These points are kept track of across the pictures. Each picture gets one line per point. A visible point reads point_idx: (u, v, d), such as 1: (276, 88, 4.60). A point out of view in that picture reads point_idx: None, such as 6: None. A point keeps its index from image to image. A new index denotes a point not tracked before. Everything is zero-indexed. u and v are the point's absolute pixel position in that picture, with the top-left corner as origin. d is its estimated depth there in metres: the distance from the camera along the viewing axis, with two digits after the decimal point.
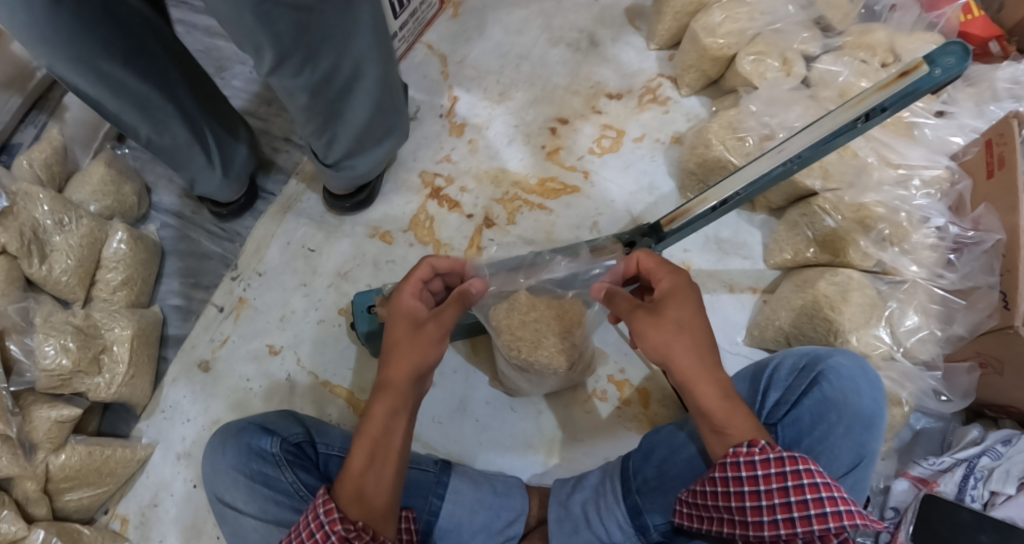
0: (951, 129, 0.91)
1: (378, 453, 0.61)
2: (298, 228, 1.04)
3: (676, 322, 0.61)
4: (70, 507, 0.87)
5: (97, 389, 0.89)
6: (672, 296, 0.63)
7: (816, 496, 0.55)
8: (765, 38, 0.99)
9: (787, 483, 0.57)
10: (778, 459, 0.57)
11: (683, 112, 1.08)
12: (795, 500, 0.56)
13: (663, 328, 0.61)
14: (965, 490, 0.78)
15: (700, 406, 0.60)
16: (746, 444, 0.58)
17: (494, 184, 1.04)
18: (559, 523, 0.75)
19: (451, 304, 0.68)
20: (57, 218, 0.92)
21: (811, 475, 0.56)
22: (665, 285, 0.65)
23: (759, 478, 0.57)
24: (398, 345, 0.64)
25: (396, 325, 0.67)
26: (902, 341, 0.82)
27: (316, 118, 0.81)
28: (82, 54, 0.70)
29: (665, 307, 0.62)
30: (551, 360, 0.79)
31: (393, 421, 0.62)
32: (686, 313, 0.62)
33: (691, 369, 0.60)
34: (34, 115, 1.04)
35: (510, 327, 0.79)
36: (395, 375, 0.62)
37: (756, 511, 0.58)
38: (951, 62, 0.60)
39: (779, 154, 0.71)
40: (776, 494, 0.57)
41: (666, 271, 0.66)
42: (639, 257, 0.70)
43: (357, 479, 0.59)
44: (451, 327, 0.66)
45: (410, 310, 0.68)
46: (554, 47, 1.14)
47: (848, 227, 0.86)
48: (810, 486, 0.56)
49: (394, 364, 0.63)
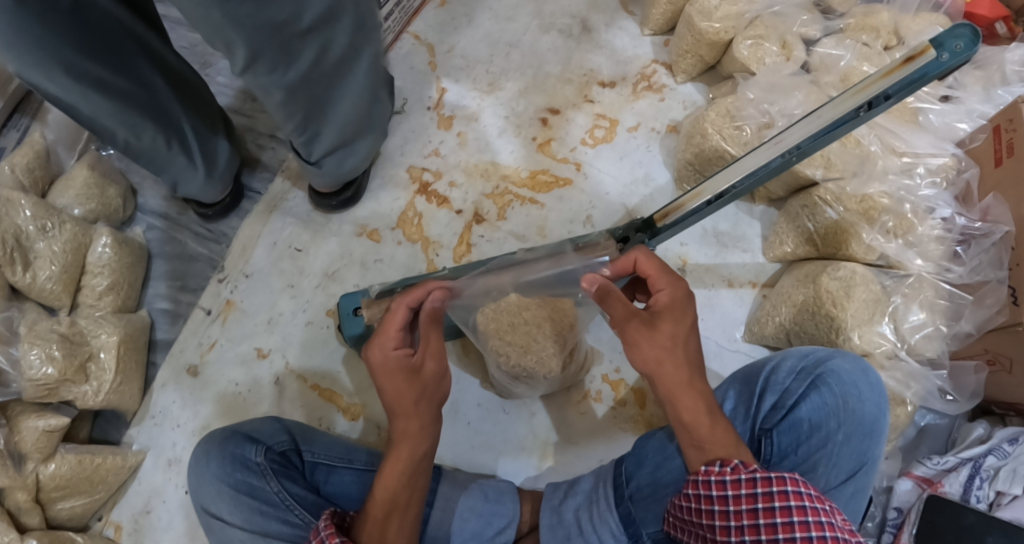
0: (958, 114, 0.88)
1: (408, 497, 0.62)
2: (284, 228, 1.01)
3: (670, 338, 0.60)
4: (63, 515, 0.86)
5: (85, 397, 0.87)
6: (670, 309, 0.61)
7: (786, 520, 0.53)
8: (764, 21, 0.95)
9: (758, 505, 0.54)
10: (750, 479, 0.55)
11: (679, 99, 1.04)
12: (765, 523, 0.54)
13: (657, 342, 0.60)
14: (971, 490, 0.77)
15: (680, 419, 0.60)
16: (719, 463, 0.57)
17: (484, 178, 1.01)
18: (551, 530, 0.74)
19: (428, 329, 0.66)
20: (40, 223, 0.90)
21: (784, 498, 0.53)
22: (665, 298, 0.62)
23: (730, 498, 0.55)
24: (403, 395, 0.62)
25: (393, 376, 0.62)
26: (906, 338, 0.81)
27: (298, 113, 0.78)
28: (58, 56, 0.67)
29: (662, 321, 0.60)
30: (537, 364, 0.78)
31: (418, 463, 0.64)
32: (681, 329, 0.61)
33: (678, 384, 0.60)
34: (16, 119, 1.03)
35: (499, 328, 0.76)
36: (413, 423, 0.63)
37: (725, 531, 0.56)
38: (961, 46, 0.54)
39: (776, 145, 0.66)
40: (745, 516, 0.55)
41: (668, 282, 0.63)
42: (638, 256, 0.65)
43: (380, 526, 0.59)
44: (444, 359, 0.66)
45: (400, 353, 0.63)
46: (545, 34, 1.10)
47: (852, 219, 0.83)
48: (783, 509, 0.53)
49: (409, 413, 0.63)
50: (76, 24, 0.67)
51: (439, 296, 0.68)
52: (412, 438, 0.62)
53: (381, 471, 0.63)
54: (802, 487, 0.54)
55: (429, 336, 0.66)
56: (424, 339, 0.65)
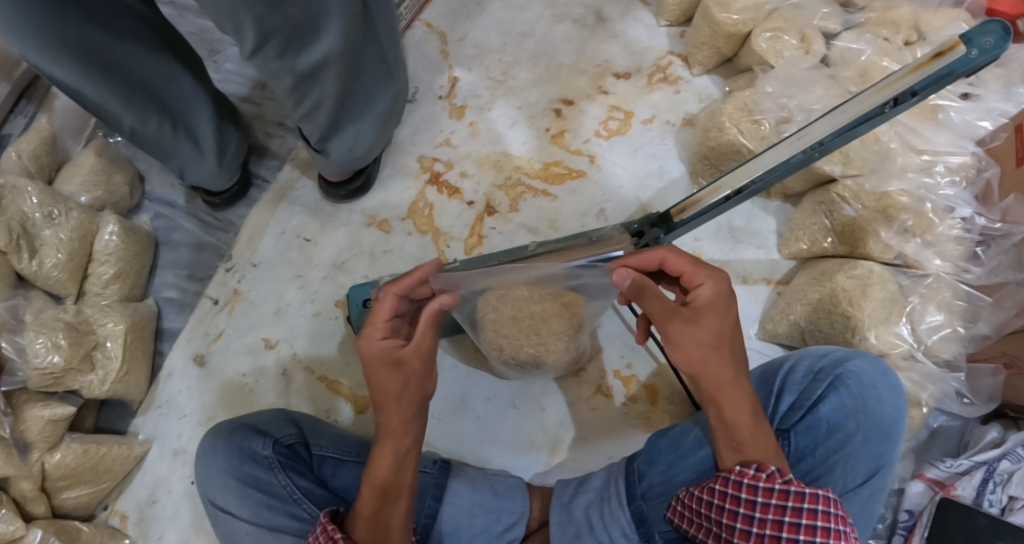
0: (978, 112, 0.86)
1: (396, 494, 0.62)
2: (292, 217, 1.00)
3: (714, 335, 0.60)
4: (68, 504, 0.86)
5: (91, 386, 0.86)
6: (713, 305, 0.60)
7: (809, 537, 0.54)
8: (783, 13, 0.93)
9: (784, 518, 0.55)
10: (782, 491, 0.55)
11: (695, 92, 1.03)
12: (787, 536, 0.55)
13: (699, 340, 0.59)
14: (984, 494, 0.76)
15: (722, 418, 0.61)
16: (754, 467, 0.57)
17: (496, 169, 0.99)
18: (561, 527, 0.74)
19: (426, 329, 0.63)
20: (47, 211, 0.89)
21: (812, 516, 0.54)
22: (707, 294, 0.60)
23: (758, 505, 0.56)
24: (386, 389, 0.60)
25: (377, 368, 0.61)
26: (923, 339, 0.80)
27: (308, 99, 0.77)
28: (62, 40, 0.65)
29: (704, 317, 0.59)
30: (530, 356, 0.80)
31: (404, 459, 0.62)
32: (725, 326, 0.60)
33: (723, 383, 0.60)
34: (23, 105, 1.01)
35: (498, 318, 0.75)
36: (397, 418, 0.61)
37: (743, 534, 0.57)
38: (991, 42, 0.51)
39: (798, 140, 0.64)
40: (768, 525, 0.56)
41: (708, 276, 0.61)
42: (664, 255, 0.63)
43: (373, 519, 0.61)
44: (432, 355, 0.63)
45: (387, 344, 0.61)
46: (559, 23, 1.08)
47: (869, 217, 0.82)
48: (807, 527, 0.54)
49: (392, 408, 0.61)
50: (82, 8, 0.65)
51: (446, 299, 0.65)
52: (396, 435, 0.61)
53: (369, 465, 0.62)
54: (831, 508, 0.54)
55: (423, 332, 0.63)
56: (416, 333, 0.62)
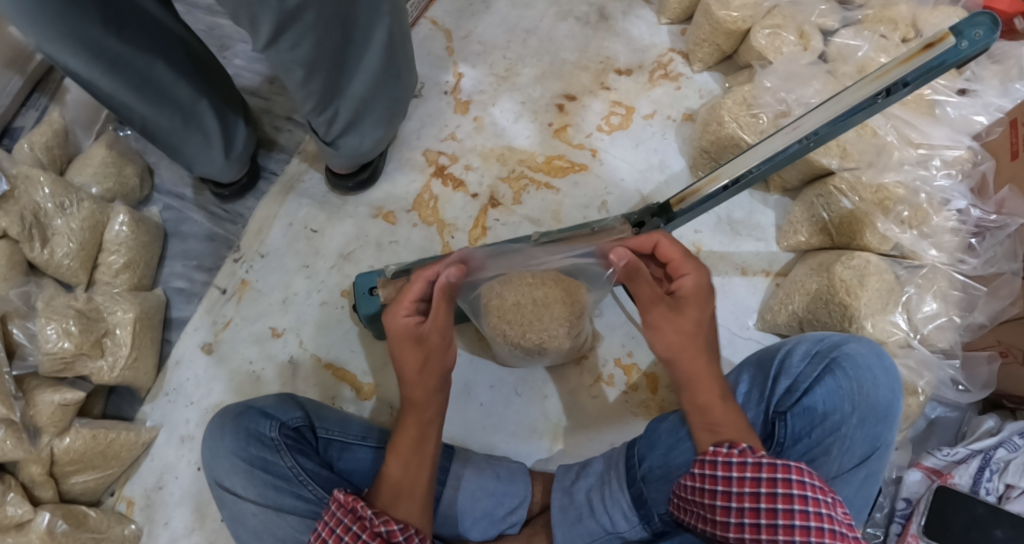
0: (975, 107, 0.87)
1: (417, 463, 0.64)
2: (300, 208, 1.02)
3: (694, 322, 0.63)
4: (76, 489, 0.87)
5: (100, 372, 0.88)
6: (696, 294, 0.63)
7: (787, 507, 0.54)
8: (782, 10, 0.95)
9: (761, 489, 0.55)
10: (756, 464, 0.56)
11: (695, 88, 1.04)
12: (765, 508, 0.55)
13: (681, 326, 0.63)
14: (980, 482, 0.77)
15: (697, 402, 0.62)
16: (726, 445, 0.58)
17: (500, 161, 1.01)
18: (563, 510, 0.75)
19: (440, 303, 0.66)
20: (58, 201, 0.91)
21: (789, 485, 0.55)
22: (691, 283, 0.64)
23: (733, 479, 0.57)
24: (410, 362, 0.65)
25: (401, 343, 0.65)
26: (919, 328, 0.81)
27: (317, 93, 0.78)
28: (76, 32, 0.67)
29: (686, 307, 0.63)
30: (537, 345, 0.81)
31: (426, 429, 0.66)
32: (705, 315, 0.63)
33: (699, 369, 0.62)
34: (35, 98, 1.03)
35: (502, 305, 0.77)
36: (420, 391, 0.65)
37: (725, 511, 0.57)
38: (980, 34, 0.56)
39: (793, 130, 0.66)
40: (747, 498, 0.56)
41: (693, 267, 0.64)
42: (659, 239, 0.66)
43: (394, 490, 0.62)
44: (451, 332, 0.67)
45: (410, 321, 0.65)
46: (562, 21, 1.10)
47: (866, 208, 0.83)
48: (784, 496, 0.55)
49: (415, 381, 0.65)
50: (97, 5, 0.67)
51: (453, 272, 0.66)
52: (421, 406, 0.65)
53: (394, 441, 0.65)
54: (806, 477, 0.55)
55: (439, 308, 0.66)
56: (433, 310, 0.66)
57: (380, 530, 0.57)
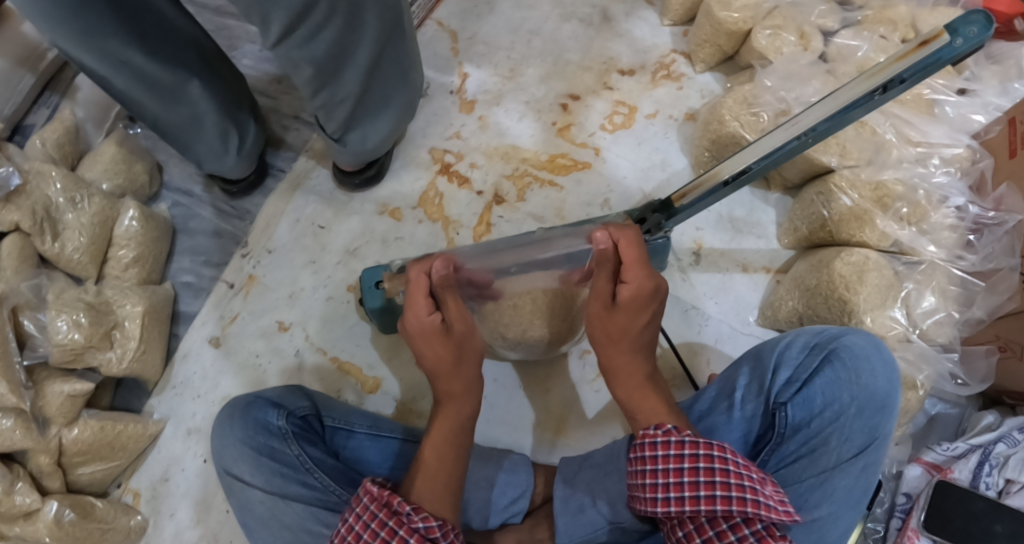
0: (973, 106, 0.89)
1: (451, 457, 0.68)
2: (307, 205, 1.03)
3: (623, 326, 0.72)
4: (83, 480, 0.88)
5: (109, 364, 0.89)
6: (630, 301, 0.70)
7: (707, 477, 0.60)
8: (782, 12, 0.97)
9: (684, 464, 0.61)
10: (680, 441, 0.62)
11: (697, 88, 1.06)
12: (689, 479, 0.61)
13: (609, 324, 0.72)
14: (980, 477, 0.77)
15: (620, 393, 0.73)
16: (655, 427, 0.65)
17: (505, 160, 1.03)
18: (564, 501, 0.75)
19: (448, 295, 0.69)
20: (69, 196, 0.93)
21: (710, 459, 0.61)
22: (628, 291, 0.69)
23: (660, 457, 0.63)
24: (441, 356, 0.70)
25: (429, 339, 0.69)
26: (918, 323, 0.82)
27: (324, 89, 0.80)
28: (90, 33, 0.69)
29: (619, 310, 0.71)
30: (538, 339, 0.84)
31: (464, 422, 0.70)
32: (637, 321, 0.71)
33: (624, 366, 0.73)
34: (46, 96, 1.04)
35: (499, 307, 0.79)
36: (457, 383, 0.70)
37: (653, 488, 0.62)
38: (975, 31, 0.55)
39: (793, 126, 0.67)
40: (672, 473, 0.62)
41: (635, 277, 0.68)
42: (621, 240, 0.68)
43: (430, 479, 0.66)
44: (470, 315, 0.71)
45: (433, 318, 0.69)
46: (566, 23, 1.12)
47: (867, 205, 0.84)
48: (706, 469, 0.60)
49: (448, 375, 0.70)
50: (114, 11, 0.69)
51: (442, 265, 0.67)
52: (456, 397, 0.70)
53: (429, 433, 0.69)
54: (727, 453, 0.61)
55: (449, 300, 0.70)
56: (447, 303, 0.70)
57: (417, 525, 0.59)
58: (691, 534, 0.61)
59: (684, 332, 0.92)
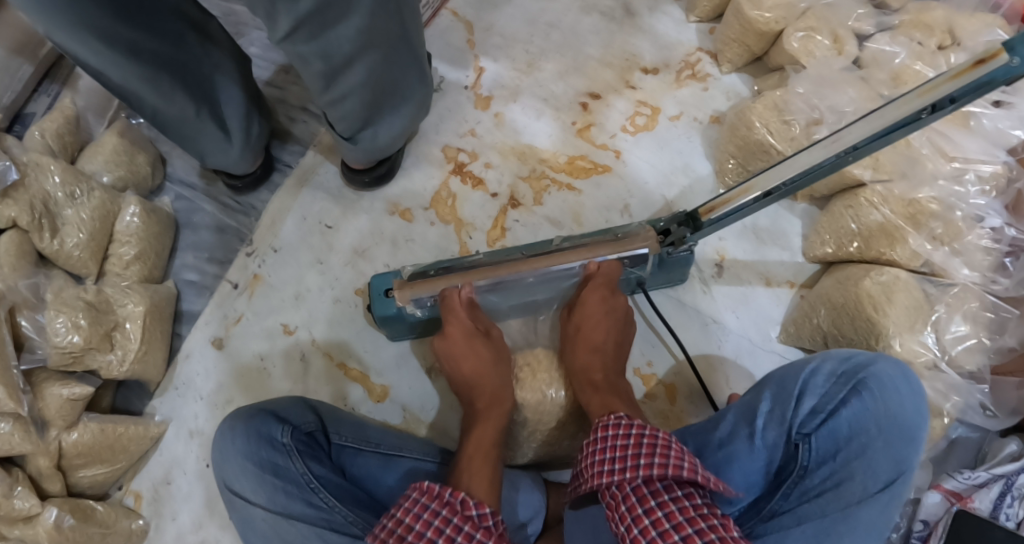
0: (1011, 119, 0.83)
1: (493, 461, 0.71)
2: (314, 202, 0.99)
3: (582, 323, 0.80)
4: (84, 483, 0.86)
5: (110, 366, 0.86)
6: (591, 304, 0.79)
7: (651, 448, 0.60)
8: (816, 12, 0.92)
9: (630, 439, 0.62)
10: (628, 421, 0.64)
11: (723, 89, 1.02)
12: (634, 452, 0.61)
13: (572, 324, 0.81)
14: (1001, 508, 0.76)
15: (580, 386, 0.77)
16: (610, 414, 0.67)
17: (521, 160, 0.99)
18: (578, 522, 0.74)
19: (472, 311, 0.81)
20: (69, 190, 0.88)
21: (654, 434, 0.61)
22: (589, 296, 0.79)
23: (609, 436, 0.64)
24: (472, 361, 0.79)
25: (465, 345, 0.79)
26: (947, 349, 0.79)
27: (335, 84, 0.75)
28: (83, 23, 0.64)
29: (583, 311, 0.80)
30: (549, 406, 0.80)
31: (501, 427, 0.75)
32: (598, 323, 0.80)
33: (584, 364, 0.78)
34: (46, 84, 1.00)
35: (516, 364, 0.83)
36: (493, 387, 0.78)
37: (601, 465, 0.62)
38: None
39: (834, 143, 0.61)
40: (618, 448, 0.62)
41: (597, 285, 0.79)
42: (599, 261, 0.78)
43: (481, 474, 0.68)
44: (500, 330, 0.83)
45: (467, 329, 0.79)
46: (587, 15, 1.07)
47: (899, 221, 0.82)
48: (651, 442, 0.61)
49: (485, 380, 0.78)
50: None
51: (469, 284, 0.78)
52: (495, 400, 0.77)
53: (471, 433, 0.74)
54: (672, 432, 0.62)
55: (478, 317, 0.81)
56: (475, 319, 0.81)
57: (471, 513, 0.61)
58: (633, 506, 0.58)
59: (703, 345, 0.90)
